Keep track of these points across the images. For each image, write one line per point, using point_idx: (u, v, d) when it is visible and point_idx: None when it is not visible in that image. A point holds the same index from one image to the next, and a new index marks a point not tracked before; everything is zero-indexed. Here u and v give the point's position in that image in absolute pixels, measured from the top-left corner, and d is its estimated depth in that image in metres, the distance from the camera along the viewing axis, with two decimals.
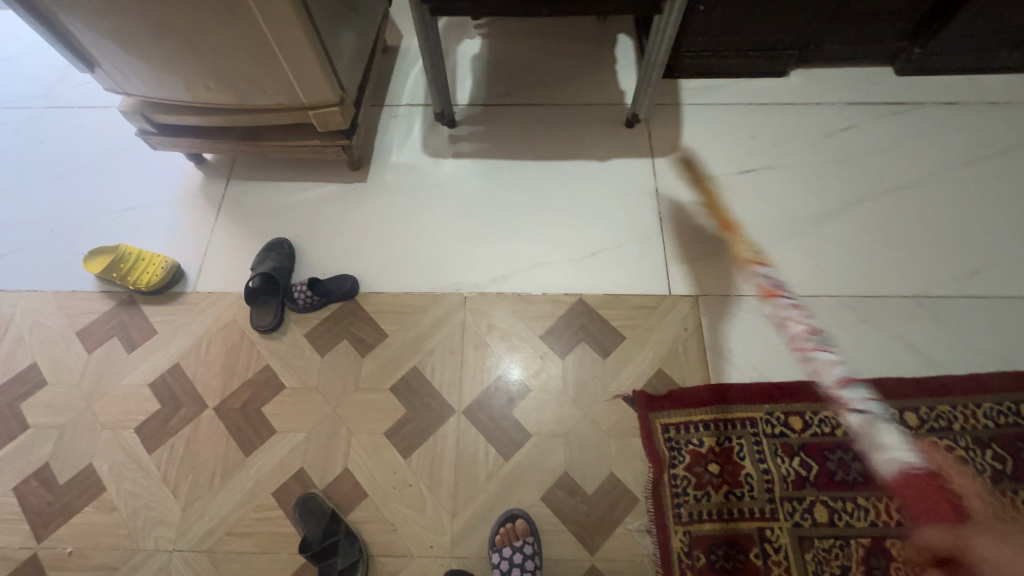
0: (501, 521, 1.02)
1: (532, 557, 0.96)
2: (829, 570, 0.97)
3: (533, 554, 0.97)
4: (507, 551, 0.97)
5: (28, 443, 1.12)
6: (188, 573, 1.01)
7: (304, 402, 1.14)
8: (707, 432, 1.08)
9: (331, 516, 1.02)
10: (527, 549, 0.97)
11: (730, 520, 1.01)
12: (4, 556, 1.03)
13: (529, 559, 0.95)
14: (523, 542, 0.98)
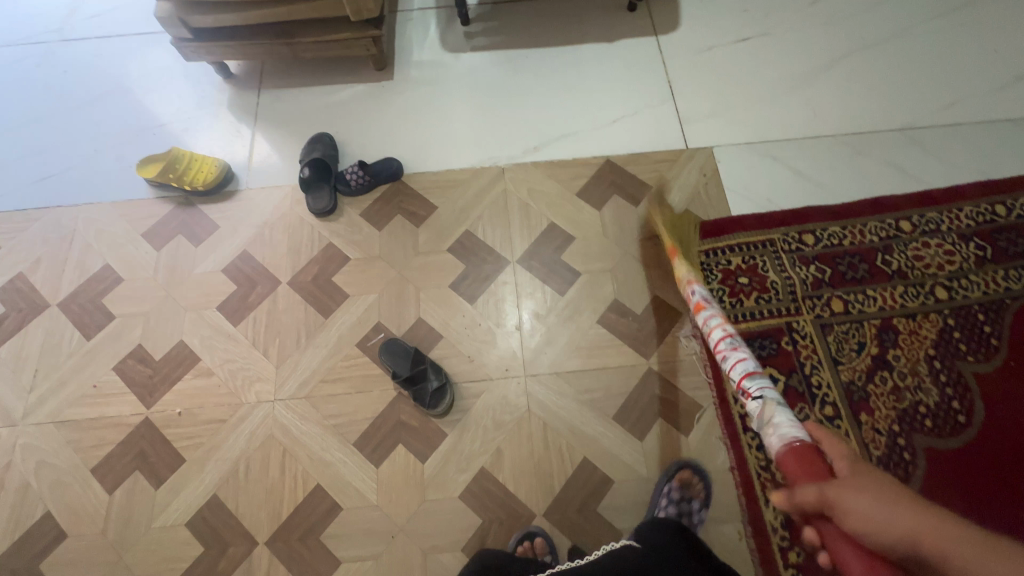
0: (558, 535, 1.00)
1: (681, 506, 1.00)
2: (849, 347, 1.14)
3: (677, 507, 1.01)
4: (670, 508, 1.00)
5: (117, 330, 1.20)
6: (292, 415, 1.12)
7: (371, 269, 1.25)
8: (733, 253, 1.23)
9: (415, 351, 1.13)
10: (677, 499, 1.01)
11: (763, 318, 1.17)
12: (119, 422, 1.12)
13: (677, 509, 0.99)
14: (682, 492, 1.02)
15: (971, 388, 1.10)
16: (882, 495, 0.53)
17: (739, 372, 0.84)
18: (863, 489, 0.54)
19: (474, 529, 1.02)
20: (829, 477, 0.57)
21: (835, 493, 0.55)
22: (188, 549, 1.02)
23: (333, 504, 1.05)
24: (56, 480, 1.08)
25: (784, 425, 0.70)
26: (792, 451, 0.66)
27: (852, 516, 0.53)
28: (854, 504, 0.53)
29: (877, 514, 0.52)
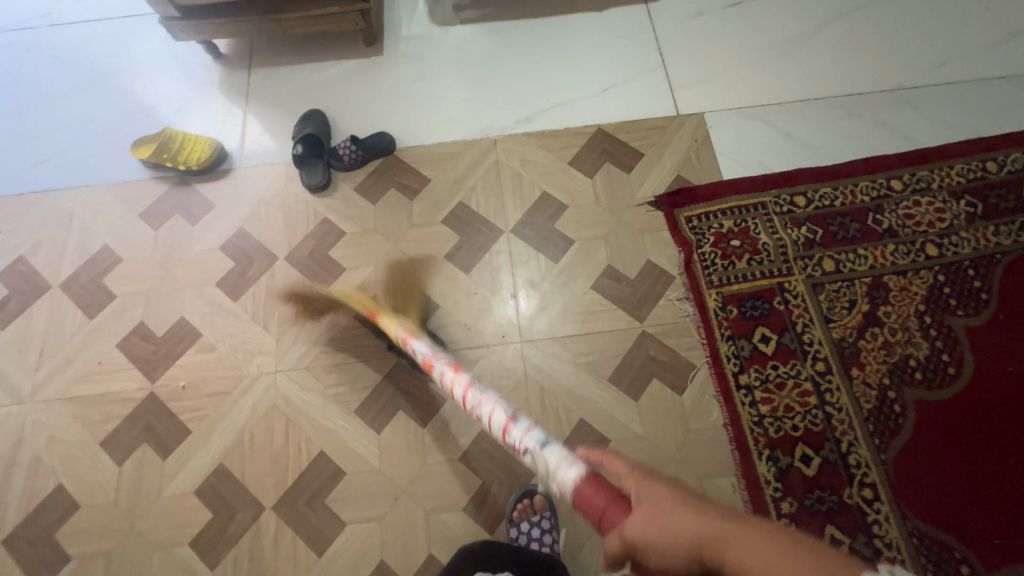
0: (519, 497, 1.03)
1: (549, 531, 0.99)
2: (841, 305, 1.16)
3: (551, 527, 1.00)
4: (525, 527, 0.99)
5: (120, 309, 1.23)
6: (293, 386, 1.14)
7: (367, 243, 1.26)
8: (725, 217, 1.24)
9: (410, 322, 1.15)
10: (545, 524, 0.99)
11: (755, 280, 1.18)
12: (125, 397, 1.15)
13: (547, 534, 0.98)
14: (540, 517, 1.00)
15: (961, 341, 1.11)
16: (664, 504, 0.51)
17: (501, 423, 0.80)
18: (646, 511, 0.51)
19: (475, 489, 1.05)
20: (621, 510, 0.54)
21: (632, 537, 0.51)
22: (198, 516, 1.05)
23: (337, 469, 1.07)
24: (66, 453, 1.11)
25: (561, 462, 0.64)
26: (583, 483, 0.58)
27: (651, 552, 0.50)
28: (639, 535, 0.50)
29: (671, 536, 0.49)
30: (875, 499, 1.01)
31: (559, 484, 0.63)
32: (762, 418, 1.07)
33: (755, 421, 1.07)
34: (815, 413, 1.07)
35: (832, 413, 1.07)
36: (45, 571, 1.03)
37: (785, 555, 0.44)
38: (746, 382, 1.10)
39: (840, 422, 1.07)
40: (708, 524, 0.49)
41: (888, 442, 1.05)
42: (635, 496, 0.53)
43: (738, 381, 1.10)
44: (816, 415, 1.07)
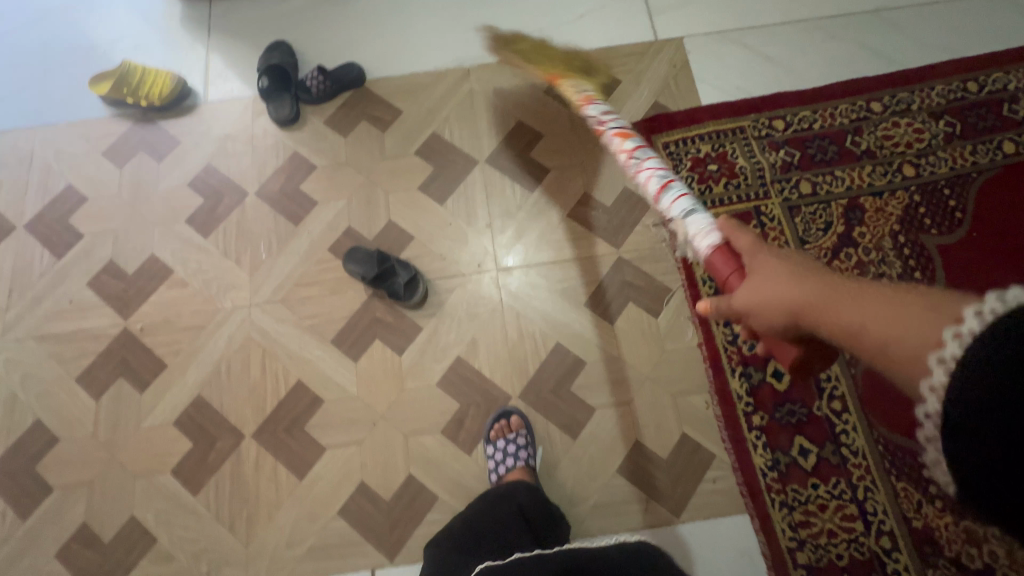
0: (496, 418, 1.04)
1: (525, 446, 1.00)
2: (816, 227, 1.15)
3: (527, 444, 1.01)
4: (501, 443, 1.00)
5: (88, 248, 1.20)
6: (269, 319, 1.13)
7: (339, 176, 1.24)
8: (703, 142, 1.22)
9: (380, 252, 1.13)
10: (521, 440, 1.00)
11: (731, 204, 1.17)
12: (98, 334, 1.13)
13: (522, 448, 0.99)
14: (516, 434, 1.01)
15: (934, 259, 1.12)
16: (773, 273, 0.56)
17: (655, 190, 0.75)
18: (759, 274, 0.57)
19: (453, 412, 1.06)
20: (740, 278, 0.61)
21: (736, 301, 0.58)
22: (178, 445, 1.06)
23: (315, 398, 1.08)
24: (42, 390, 1.10)
25: (703, 230, 0.66)
26: (715, 256, 0.64)
27: (753, 311, 0.56)
28: (741, 296, 0.57)
29: (763, 298, 0.55)
30: (843, 410, 1.03)
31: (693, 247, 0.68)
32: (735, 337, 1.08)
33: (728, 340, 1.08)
34: None
35: None
36: (27, 501, 1.03)
37: (880, 301, 0.46)
38: None
39: None
40: (812, 289, 0.52)
41: None
42: (751, 267, 0.59)
43: None
44: None
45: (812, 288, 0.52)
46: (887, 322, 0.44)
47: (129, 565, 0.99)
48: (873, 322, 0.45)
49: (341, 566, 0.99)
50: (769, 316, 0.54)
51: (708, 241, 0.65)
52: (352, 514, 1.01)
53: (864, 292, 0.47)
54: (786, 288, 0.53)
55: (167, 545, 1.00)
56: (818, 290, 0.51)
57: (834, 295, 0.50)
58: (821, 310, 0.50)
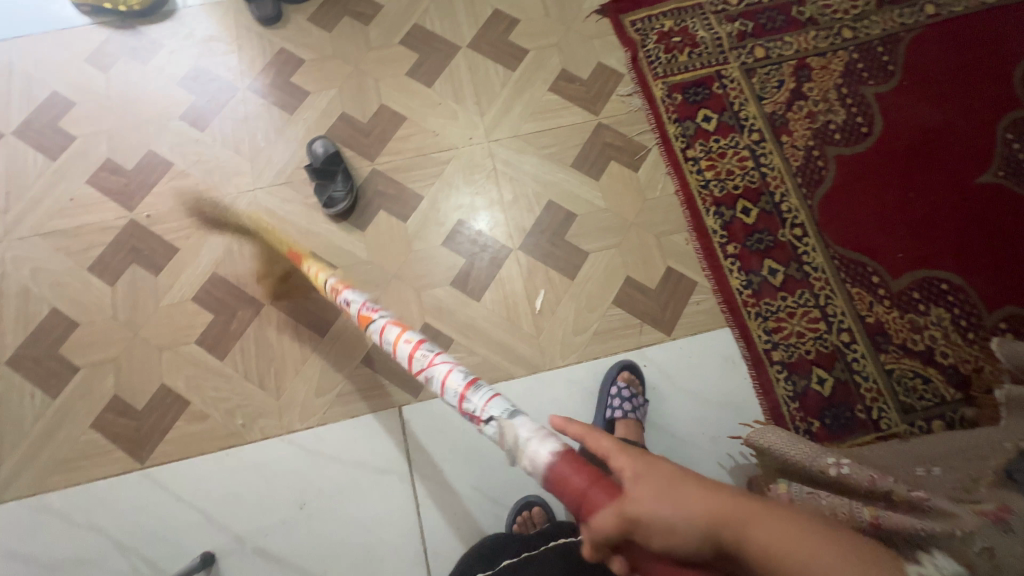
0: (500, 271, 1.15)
1: None
2: (771, 85, 1.28)
3: None
4: None
5: (82, 149, 1.21)
6: (275, 200, 1.19)
7: (327, 68, 1.28)
8: (666, 18, 1.33)
9: (337, 153, 1.18)
10: None
11: (695, 70, 1.29)
12: (104, 226, 1.16)
13: None
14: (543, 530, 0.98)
15: (873, 106, 1.27)
16: (666, 490, 0.45)
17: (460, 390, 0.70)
18: (649, 492, 0.45)
19: (459, 266, 1.15)
20: (611, 491, 0.46)
21: (636, 507, 0.44)
22: (199, 318, 1.11)
23: (328, 265, 1.14)
24: (55, 281, 1.13)
25: (536, 434, 0.56)
26: (560, 462, 0.50)
27: (653, 523, 0.43)
28: (655, 514, 0.43)
29: (676, 505, 0.44)
30: (804, 234, 1.17)
31: (531, 461, 0.54)
32: (707, 182, 1.21)
33: (702, 185, 1.20)
34: (752, 174, 1.22)
35: (767, 173, 1.22)
36: (54, 381, 1.07)
37: (802, 529, 0.44)
38: (693, 154, 1.23)
39: (773, 179, 1.22)
40: (725, 500, 0.45)
41: (813, 190, 1.21)
42: (628, 486, 0.46)
43: (685, 155, 1.22)
44: (753, 176, 1.22)
45: (783, 527, 0.44)
46: (823, 551, 0.42)
47: (166, 427, 1.05)
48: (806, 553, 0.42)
49: (370, 406, 1.06)
50: (684, 532, 0.43)
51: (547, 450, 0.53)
52: (375, 361, 1.09)
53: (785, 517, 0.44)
54: (697, 499, 0.44)
55: (201, 406, 1.06)
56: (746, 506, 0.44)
57: (746, 506, 0.44)
58: (738, 511, 0.44)
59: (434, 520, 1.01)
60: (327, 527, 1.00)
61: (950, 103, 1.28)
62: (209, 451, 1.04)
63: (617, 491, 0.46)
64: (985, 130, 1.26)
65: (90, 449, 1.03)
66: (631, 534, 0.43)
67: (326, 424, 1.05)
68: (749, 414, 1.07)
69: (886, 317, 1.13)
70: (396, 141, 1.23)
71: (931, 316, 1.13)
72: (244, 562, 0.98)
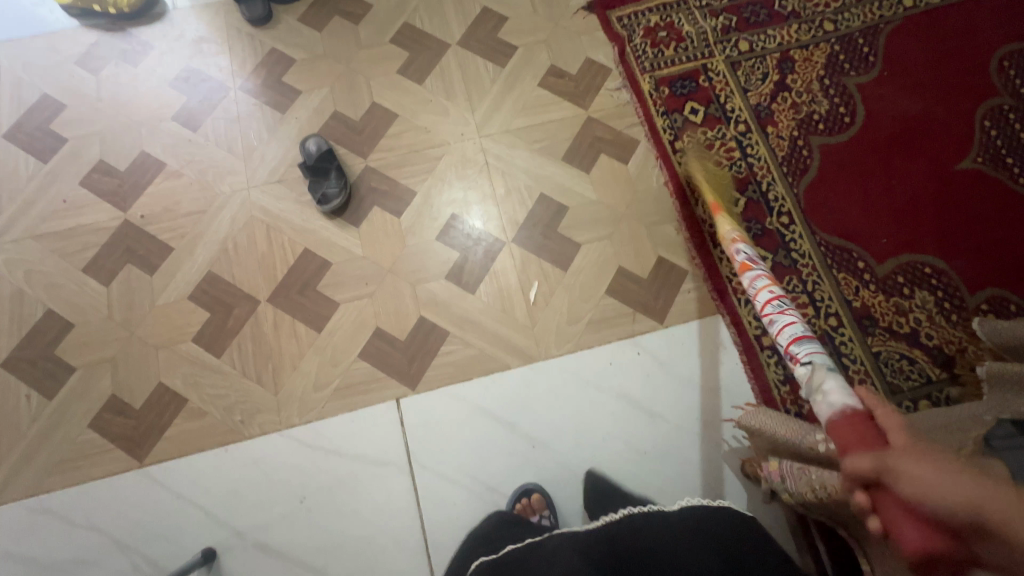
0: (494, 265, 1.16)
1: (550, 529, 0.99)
2: (755, 78, 1.31)
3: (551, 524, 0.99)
4: None
5: (74, 152, 1.22)
6: (269, 198, 1.19)
7: (318, 67, 1.30)
8: (652, 14, 1.35)
9: (329, 151, 1.20)
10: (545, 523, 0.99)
11: (681, 64, 1.31)
12: (98, 227, 1.16)
13: None
14: (540, 517, 0.99)
15: (855, 96, 1.30)
16: (942, 459, 0.45)
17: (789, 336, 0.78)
18: (916, 453, 0.46)
19: (454, 260, 1.16)
20: (870, 446, 0.52)
21: (897, 463, 0.45)
22: (195, 317, 1.11)
23: (323, 262, 1.15)
24: (49, 283, 1.13)
25: (841, 391, 0.62)
26: (844, 420, 0.56)
27: (916, 482, 0.43)
28: (910, 468, 0.44)
29: (948, 476, 0.43)
30: (790, 222, 1.20)
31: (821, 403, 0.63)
32: None
33: (690, 176, 1.23)
34: (739, 164, 1.24)
35: (753, 163, 1.24)
36: (51, 382, 1.07)
37: None
38: (681, 146, 1.25)
39: (760, 169, 1.24)
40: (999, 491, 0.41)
41: (799, 179, 1.23)
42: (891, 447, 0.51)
43: (674, 147, 1.25)
44: (740, 166, 1.24)
45: (982, 487, 0.42)
46: None
47: (164, 425, 1.05)
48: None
49: (367, 399, 1.07)
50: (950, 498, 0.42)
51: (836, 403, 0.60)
52: (372, 355, 1.10)
53: None
54: (968, 482, 0.42)
55: (199, 404, 1.06)
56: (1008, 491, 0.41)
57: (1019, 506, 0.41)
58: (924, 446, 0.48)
59: (433, 511, 1.02)
60: (328, 519, 1.01)
61: (929, 92, 1.31)
62: (208, 448, 1.04)
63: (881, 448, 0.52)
64: (963, 118, 1.29)
65: (88, 449, 1.03)
66: (886, 477, 0.45)
67: (325, 419, 1.06)
68: (740, 395, 1.10)
69: (872, 301, 1.15)
70: (389, 138, 1.24)
71: (915, 299, 1.15)
72: (245, 557, 0.99)
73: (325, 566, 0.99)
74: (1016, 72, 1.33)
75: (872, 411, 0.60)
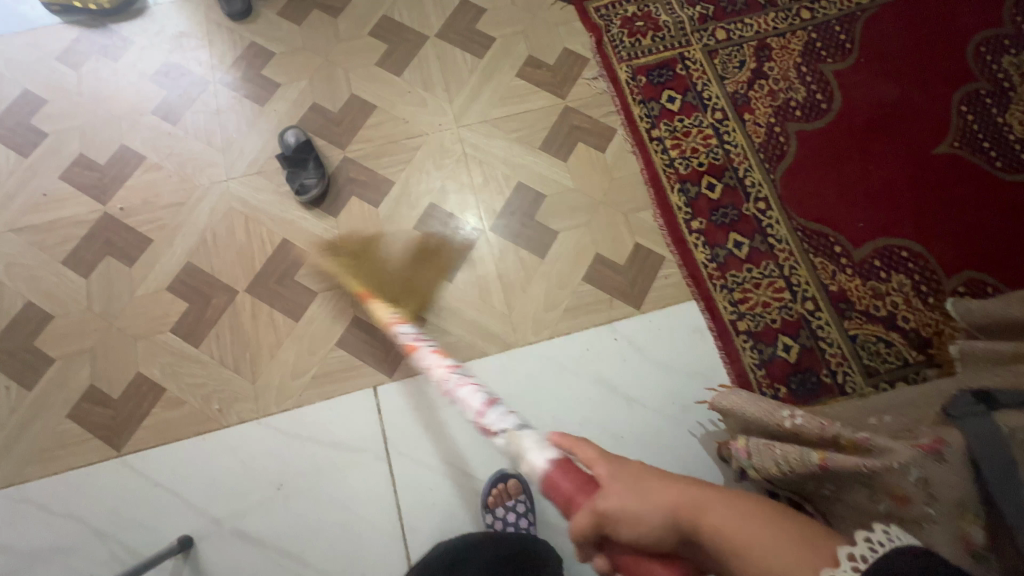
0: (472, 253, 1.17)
1: (526, 514, 1.00)
2: (732, 66, 1.32)
3: (527, 510, 1.01)
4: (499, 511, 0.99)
5: (55, 146, 1.23)
6: (248, 189, 1.20)
7: (297, 60, 1.31)
8: (629, 4, 1.36)
9: (307, 142, 1.20)
10: (520, 508, 1.00)
11: (658, 53, 1.32)
12: (78, 220, 1.17)
13: (523, 518, 0.99)
14: (516, 500, 1.00)
15: (831, 82, 1.31)
16: (636, 489, 0.53)
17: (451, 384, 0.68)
18: (620, 487, 0.53)
19: (431, 249, 1.17)
20: (588, 486, 0.53)
21: (606, 504, 0.51)
22: (174, 307, 1.12)
23: (301, 251, 1.16)
24: (29, 275, 1.14)
25: (535, 444, 0.56)
26: (557, 474, 0.53)
27: (624, 515, 0.51)
28: (620, 508, 0.51)
29: (644, 499, 0.52)
30: (767, 208, 1.20)
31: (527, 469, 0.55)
32: (672, 160, 1.23)
33: (667, 163, 1.23)
34: (715, 151, 1.25)
35: (730, 149, 1.25)
36: (30, 373, 1.08)
37: (748, 519, 0.50)
38: (658, 134, 1.25)
39: (736, 155, 1.25)
40: (681, 501, 0.52)
41: (775, 165, 1.24)
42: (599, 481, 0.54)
43: (651, 134, 1.25)
44: (717, 153, 1.25)
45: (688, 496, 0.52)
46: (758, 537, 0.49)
47: (143, 414, 1.06)
48: (745, 533, 0.49)
49: (345, 387, 1.08)
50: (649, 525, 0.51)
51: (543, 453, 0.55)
52: (350, 343, 1.10)
53: (727, 506, 0.51)
54: (668, 494, 0.53)
55: (178, 393, 1.07)
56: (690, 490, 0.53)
57: (704, 501, 0.52)
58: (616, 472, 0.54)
59: (410, 496, 1.02)
60: (305, 506, 1.01)
61: (906, 77, 1.32)
62: (186, 436, 1.05)
63: (592, 484, 0.53)
64: (940, 103, 1.30)
65: (67, 439, 1.04)
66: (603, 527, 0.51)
67: (302, 406, 1.06)
68: (715, 376, 1.10)
69: (848, 284, 1.16)
70: (367, 129, 1.25)
71: (892, 282, 1.16)
72: (223, 544, 0.99)
73: (302, 552, 0.99)
74: (993, 57, 1.34)
75: (569, 458, 0.56)
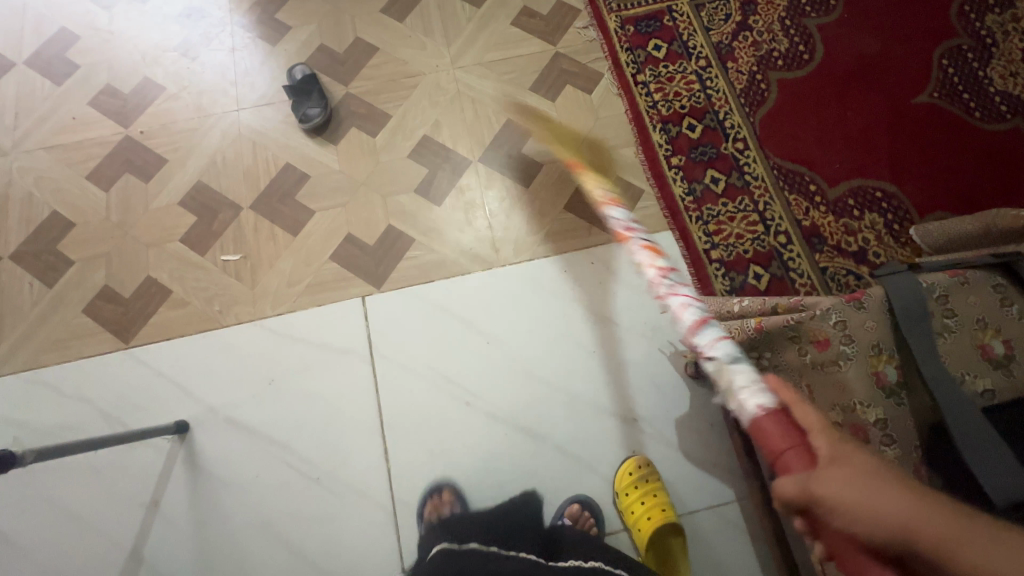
0: (462, 180, 1.24)
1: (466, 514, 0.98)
2: (718, 18, 1.38)
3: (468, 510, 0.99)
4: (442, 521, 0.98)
5: (85, 77, 1.34)
6: (257, 118, 1.30)
7: (308, 6, 1.41)
8: None
9: (310, 75, 1.30)
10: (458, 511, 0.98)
11: (647, 5, 1.39)
12: (103, 141, 1.28)
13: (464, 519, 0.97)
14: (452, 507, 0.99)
15: (814, 36, 1.36)
16: (869, 479, 0.47)
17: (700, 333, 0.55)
18: (844, 473, 0.47)
19: (423, 176, 1.25)
20: (805, 461, 0.47)
21: (827, 486, 0.46)
22: (184, 220, 1.21)
23: (302, 174, 1.25)
24: (56, 187, 1.24)
25: (752, 386, 0.49)
26: (767, 417, 0.48)
27: (845, 510, 0.46)
28: (840, 502, 0.46)
29: (879, 508, 0.46)
30: (745, 148, 1.25)
31: (738, 406, 0.49)
32: (655, 103, 1.29)
33: (650, 105, 1.29)
34: (698, 95, 1.30)
35: (712, 94, 1.30)
36: (51, 273, 1.18)
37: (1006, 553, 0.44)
38: (643, 78, 1.32)
39: (718, 100, 1.30)
40: (924, 512, 0.46)
41: (756, 110, 1.29)
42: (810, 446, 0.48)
43: (636, 79, 1.32)
44: (699, 97, 1.30)
45: (909, 510, 0.46)
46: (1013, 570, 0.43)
47: (150, 312, 1.15)
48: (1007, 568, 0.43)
49: (336, 295, 1.15)
50: (880, 522, 0.46)
51: (754, 404, 0.49)
52: (342, 257, 1.18)
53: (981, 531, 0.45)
54: (899, 503, 0.46)
55: (182, 294, 1.16)
56: (931, 515, 0.46)
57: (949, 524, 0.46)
58: (847, 461, 0.48)
59: (390, 396, 1.09)
60: (293, 400, 1.09)
61: (889, 32, 1.36)
62: (188, 333, 1.13)
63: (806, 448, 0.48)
64: (922, 56, 1.33)
65: (81, 331, 1.13)
66: (813, 504, 0.46)
67: (295, 312, 1.14)
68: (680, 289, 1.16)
69: (821, 221, 1.20)
70: (369, 68, 1.34)
71: (865, 220, 1.19)
72: (217, 430, 1.07)
73: (288, 441, 1.06)
74: (976, 15, 1.37)
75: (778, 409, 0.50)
